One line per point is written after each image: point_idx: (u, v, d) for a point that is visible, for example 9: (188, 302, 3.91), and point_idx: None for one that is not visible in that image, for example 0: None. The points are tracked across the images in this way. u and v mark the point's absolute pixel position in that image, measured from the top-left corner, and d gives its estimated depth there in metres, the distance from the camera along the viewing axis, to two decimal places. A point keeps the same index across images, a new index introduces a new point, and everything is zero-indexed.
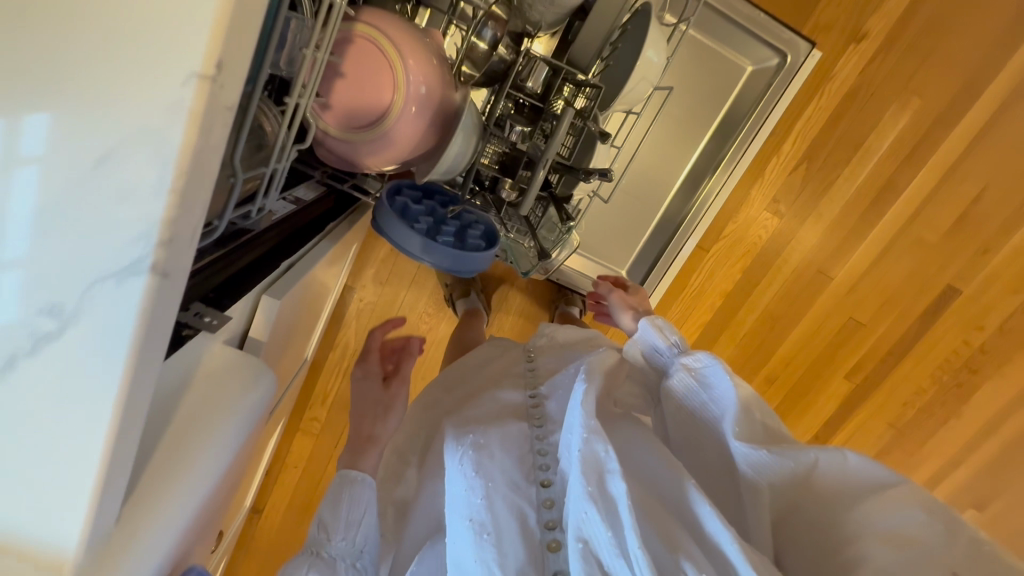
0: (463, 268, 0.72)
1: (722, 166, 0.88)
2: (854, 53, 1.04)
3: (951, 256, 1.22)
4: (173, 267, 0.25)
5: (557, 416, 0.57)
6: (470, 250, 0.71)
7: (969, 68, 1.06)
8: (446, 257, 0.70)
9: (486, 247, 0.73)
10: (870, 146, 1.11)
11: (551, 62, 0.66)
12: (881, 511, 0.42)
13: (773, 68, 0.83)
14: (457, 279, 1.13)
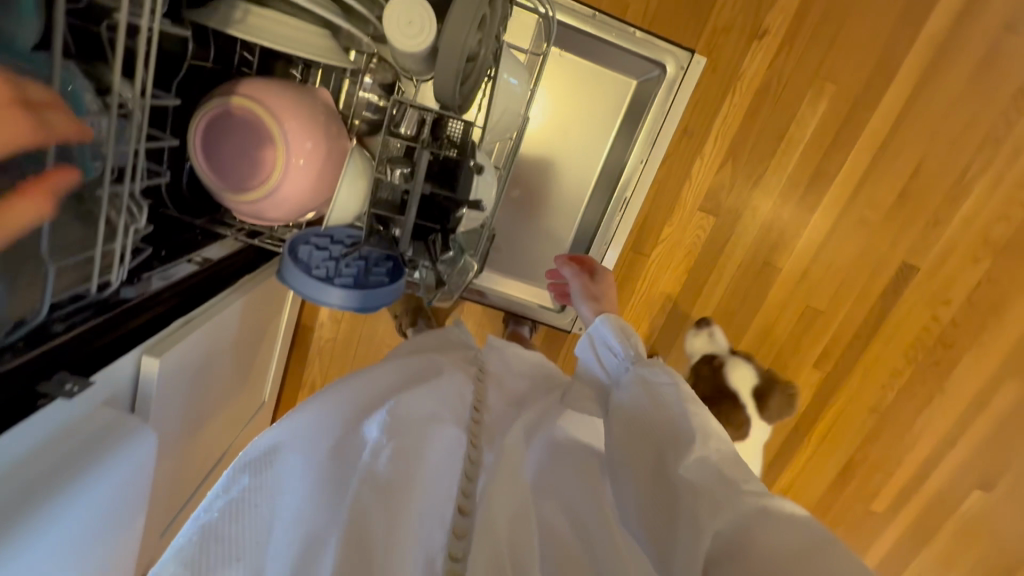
0: (370, 305, 0.76)
1: (625, 175, 0.91)
2: (758, 50, 1.06)
3: (899, 232, 1.20)
4: None
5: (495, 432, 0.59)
6: (374, 287, 0.76)
7: (876, 50, 1.07)
8: (351, 298, 0.74)
9: (389, 282, 0.78)
10: (793, 137, 1.12)
11: (416, 107, 0.70)
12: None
13: (656, 78, 0.86)
14: (404, 308, 1.13)
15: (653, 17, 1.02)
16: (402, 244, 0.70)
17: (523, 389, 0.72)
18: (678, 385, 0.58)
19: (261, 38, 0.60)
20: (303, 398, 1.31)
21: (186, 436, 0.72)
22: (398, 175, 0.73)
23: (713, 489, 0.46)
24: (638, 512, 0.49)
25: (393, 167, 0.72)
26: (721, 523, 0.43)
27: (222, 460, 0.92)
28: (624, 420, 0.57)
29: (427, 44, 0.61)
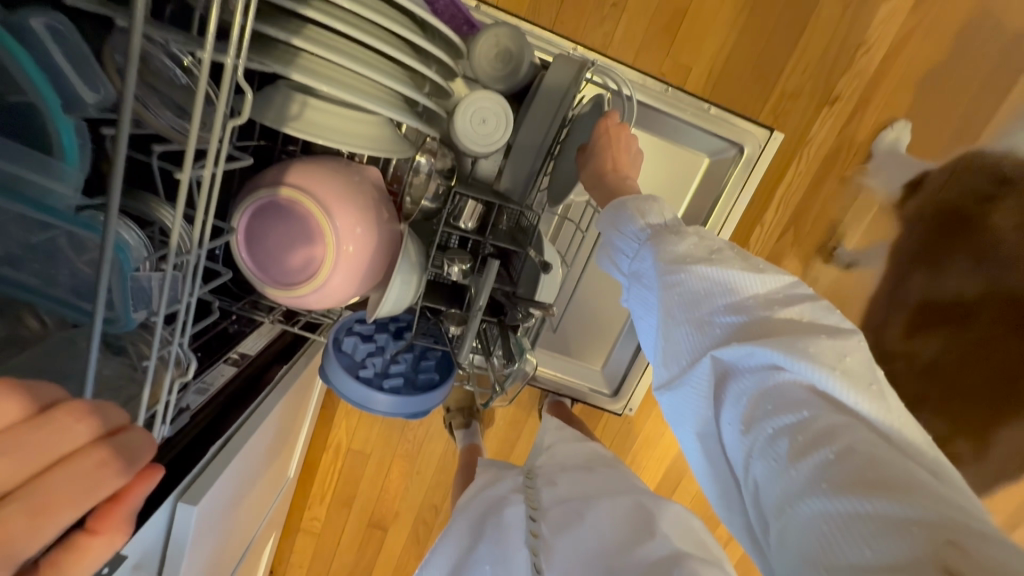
0: (416, 409, 0.69)
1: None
2: (829, 114, 0.99)
3: None
4: None
5: (552, 541, 0.59)
6: (422, 390, 0.70)
7: (957, 116, 1.00)
8: (397, 404, 0.68)
9: (439, 381, 0.71)
10: (862, 205, 1.04)
11: (480, 198, 0.64)
12: (858, 448, 0.39)
13: (731, 157, 0.81)
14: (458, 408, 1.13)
15: (718, 79, 0.97)
16: (460, 352, 0.62)
17: (590, 487, 0.66)
18: (659, 262, 0.50)
19: (320, 136, 0.54)
20: (325, 459, 1.24)
21: (221, 548, 0.65)
22: (457, 270, 0.66)
23: (708, 375, 0.46)
24: (682, 402, 0.48)
25: (451, 263, 0.66)
26: (728, 407, 0.46)
27: (247, 552, 0.85)
28: (635, 304, 0.54)
29: (501, 141, 0.62)
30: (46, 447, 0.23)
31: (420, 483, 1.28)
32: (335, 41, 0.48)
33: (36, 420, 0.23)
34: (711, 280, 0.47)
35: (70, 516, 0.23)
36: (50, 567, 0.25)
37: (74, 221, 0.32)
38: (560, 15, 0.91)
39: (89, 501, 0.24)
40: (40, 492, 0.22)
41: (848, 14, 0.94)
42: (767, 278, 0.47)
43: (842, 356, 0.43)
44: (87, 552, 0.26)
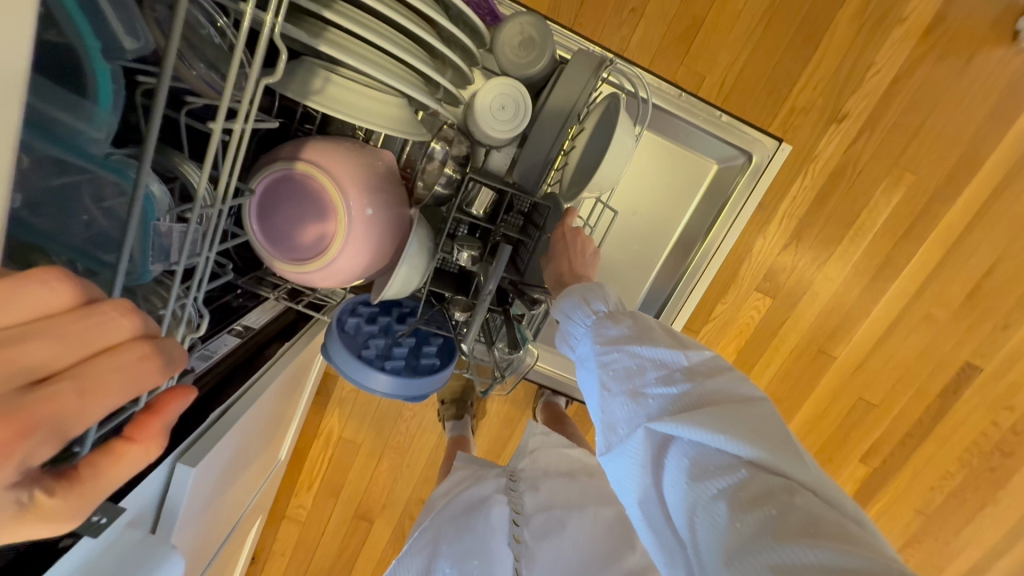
0: (416, 393, 0.70)
1: (684, 276, 0.89)
2: (836, 133, 1.01)
3: (965, 333, 1.13)
4: None
5: (535, 548, 0.59)
6: (422, 374, 0.70)
7: (962, 142, 1.01)
8: (399, 386, 0.68)
9: (440, 366, 0.72)
10: (864, 224, 1.06)
11: (493, 186, 0.65)
12: (793, 507, 0.39)
13: (739, 166, 0.83)
14: (453, 399, 1.13)
15: (729, 92, 0.99)
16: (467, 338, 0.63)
17: (572, 495, 0.65)
18: (600, 339, 0.55)
19: (342, 112, 0.54)
20: (316, 446, 1.23)
21: (209, 527, 0.64)
22: (467, 257, 0.66)
23: (648, 447, 0.48)
24: (626, 469, 0.49)
25: (462, 249, 0.66)
26: (665, 478, 0.46)
27: (232, 531, 0.83)
28: (585, 386, 0.57)
29: (518, 129, 0.64)
30: (90, 336, 0.24)
31: (410, 477, 1.27)
32: (363, 16, 0.48)
33: (82, 311, 0.24)
34: (643, 356, 0.52)
35: (115, 401, 0.24)
36: (94, 465, 0.26)
37: (103, 164, 0.34)
38: (579, 19, 0.94)
39: (134, 392, 0.25)
40: (90, 375, 0.23)
41: (859, 37, 0.96)
42: (693, 351, 0.51)
43: (763, 420, 0.45)
44: (123, 457, 0.27)
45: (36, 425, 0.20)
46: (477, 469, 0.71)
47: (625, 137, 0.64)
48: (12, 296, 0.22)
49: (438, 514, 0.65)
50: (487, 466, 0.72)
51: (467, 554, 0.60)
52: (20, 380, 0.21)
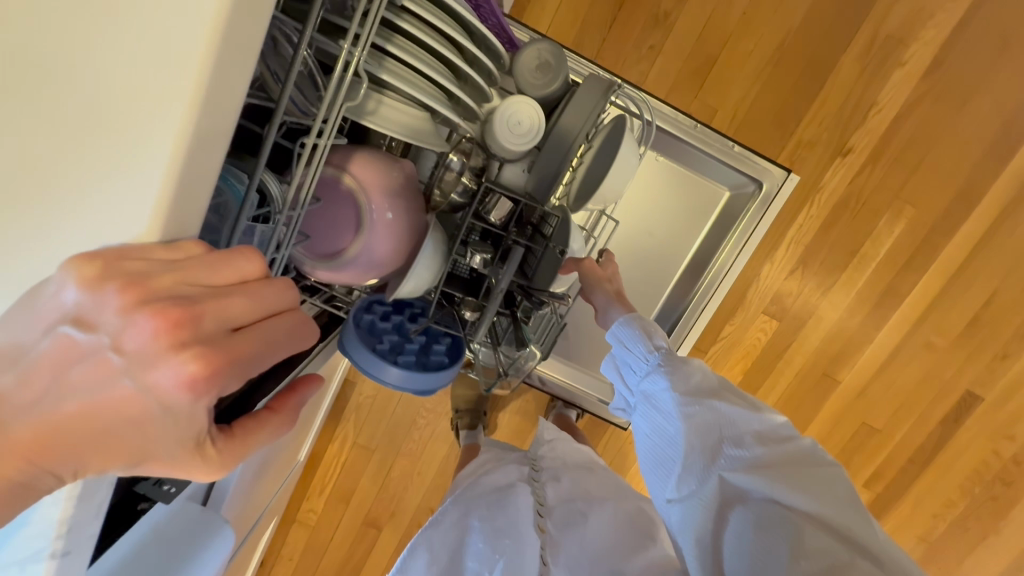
0: (427, 387, 0.75)
1: (695, 297, 0.92)
2: (841, 165, 1.06)
3: (964, 362, 1.17)
4: (76, 543, 0.25)
5: (558, 538, 0.62)
6: (433, 369, 0.75)
7: (961, 178, 1.07)
8: (411, 379, 0.73)
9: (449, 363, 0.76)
10: (867, 252, 1.11)
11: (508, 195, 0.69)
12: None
13: (750, 193, 0.88)
14: (467, 408, 1.17)
15: (739, 125, 1.05)
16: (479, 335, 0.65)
17: (593, 487, 0.70)
18: (675, 387, 0.56)
19: (373, 122, 0.58)
20: (331, 451, 1.26)
21: (248, 516, 0.68)
22: (479, 260, 0.70)
23: (716, 498, 0.49)
24: (687, 516, 0.50)
25: (476, 252, 0.69)
26: (730, 528, 0.47)
27: (257, 525, 0.86)
28: (645, 422, 0.58)
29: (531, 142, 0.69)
30: (271, 301, 0.27)
31: (419, 485, 1.29)
32: (407, 45, 0.53)
33: (265, 279, 0.27)
34: (721, 413, 0.52)
35: (283, 353, 0.27)
36: (244, 428, 0.28)
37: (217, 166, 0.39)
38: (600, 53, 1.01)
39: (289, 348, 0.28)
40: (269, 332, 0.26)
41: (862, 77, 1.02)
42: (766, 414, 0.52)
43: (832, 488, 0.47)
44: (264, 423, 0.29)
45: (232, 360, 0.24)
46: (499, 451, 0.83)
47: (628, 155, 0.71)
48: (221, 262, 0.26)
49: (466, 491, 0.73)
50: (507, 449, 0.82)
51: (500, 531, 0.64)
52: (223, 326, 0.24)
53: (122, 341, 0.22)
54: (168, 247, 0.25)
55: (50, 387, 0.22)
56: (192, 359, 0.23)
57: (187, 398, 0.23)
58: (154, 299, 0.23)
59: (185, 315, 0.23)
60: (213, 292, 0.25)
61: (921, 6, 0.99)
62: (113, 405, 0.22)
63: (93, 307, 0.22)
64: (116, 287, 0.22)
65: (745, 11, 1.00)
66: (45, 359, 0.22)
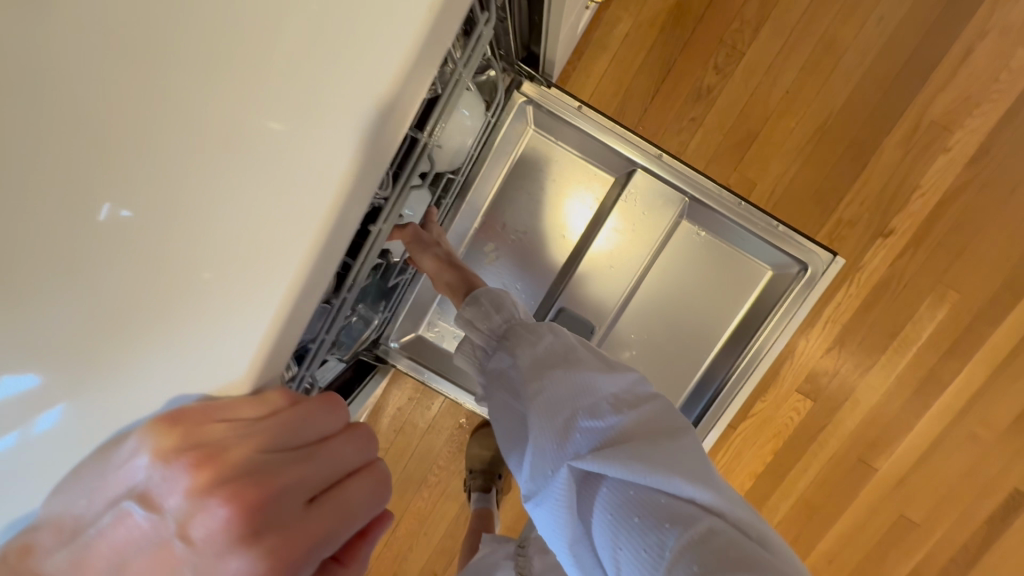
0: None
1: (736, 370, 0.87)
2: (882, 247, 1.04)
3: (1012, 456, 1.10)
4: None
5: None
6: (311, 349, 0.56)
7: (1006, 266, 1.04)
8: None
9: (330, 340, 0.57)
10: (907, 336, 1.07)
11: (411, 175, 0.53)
12: (714, 533, 0.41)
13: (793, 273, 0.86)
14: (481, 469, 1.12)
15: (779, 201, 1.04)
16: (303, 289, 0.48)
17: None
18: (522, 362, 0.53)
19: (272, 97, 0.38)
20: None
21: None
22: None
23: (575, 478, 0.46)
24: (545, 507, 0.47)
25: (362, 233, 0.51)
26: (598, 504, 0.45)
27: None
28: (496, 406, 0.54)
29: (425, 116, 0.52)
30: (339, 464, 0.32)
31: (426, 547, 1.22)
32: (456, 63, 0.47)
33: (349, 431, 0.34)
34: (571, 384, 0.50)
35: (358, 520, 0.32)
36: None
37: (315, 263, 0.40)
38: (642, 122, 1.02)
39: (365, 514, 0.32)
40: (343, 498, 0.31)
41: (904, 161, 1.02)
42: (617, 375, 0.52)
43: (680, 449, 0.47)
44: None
45: (305, 537, 0.28)
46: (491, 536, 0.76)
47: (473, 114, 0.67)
48: (307, 424, 0.32)
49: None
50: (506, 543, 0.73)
51: None
52: (303, 496, 0.29)
53: (190, 529, 0.27)
54: (251, 408, 0.31)
55: (109, 565, 0.27)
56: (264, 553, 0.27)
57: None
58: (222, 483, 0.28)
59: (255, 500, 0.28)
60: (295, 458, 0.30)
61: (968, 95, 0.99)
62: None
63: (161, 488, 0.28)
64: (189, 459, 0.28)
65: (788, 92, 1.01)
66: (111, 536, 0.27)
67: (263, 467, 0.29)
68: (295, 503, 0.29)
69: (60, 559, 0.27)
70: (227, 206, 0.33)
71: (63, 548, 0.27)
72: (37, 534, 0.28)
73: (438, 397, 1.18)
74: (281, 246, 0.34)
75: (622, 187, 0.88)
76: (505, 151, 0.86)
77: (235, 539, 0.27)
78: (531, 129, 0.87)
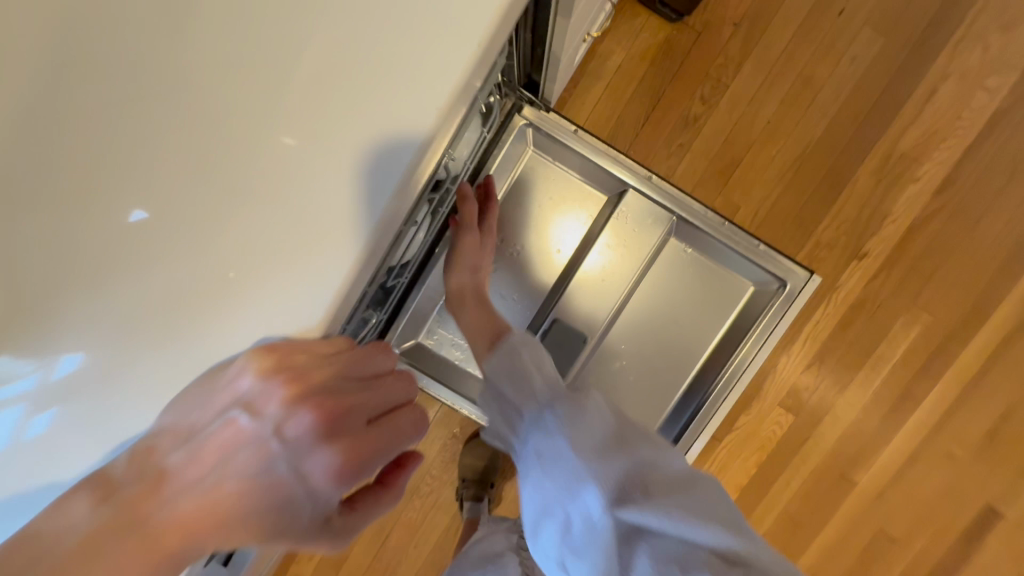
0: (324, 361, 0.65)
1: (716, 387, 0.91)
2: (858, 268, 1.10)
3: (985, 473, 1.14)
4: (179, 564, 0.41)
5: None
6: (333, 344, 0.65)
7: (974, 290, 1.10)
8: None
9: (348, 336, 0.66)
10: (883, 354, 1.12)
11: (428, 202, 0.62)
12: None
13: (773, 288, 0.92)
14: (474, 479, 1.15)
15: (761, 223, 1.10)
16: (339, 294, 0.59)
17: None
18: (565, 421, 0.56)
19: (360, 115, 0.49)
20: None
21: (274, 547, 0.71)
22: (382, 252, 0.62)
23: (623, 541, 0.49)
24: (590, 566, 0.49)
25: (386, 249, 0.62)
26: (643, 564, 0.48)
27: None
28: (534, 462, 0.56)
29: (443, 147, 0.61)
30: (387, 397, 0.45)
31: (415, 559, 1.23)
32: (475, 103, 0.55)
33: (395, 374, 0.47)
34: (615, 448, 0.54)
35: (404, 439, 0.44)
36: (363, 504, 0.44)
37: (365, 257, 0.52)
38: (633, 146, 1.09)
39: (407, 437, 0.45)
40: (392, 423, 0.44)
41: (877, 189, 1.09)
42: (647, 438, 0.57)
43: (713, 506, 0.51)
44: (378, 499, 0.45)
45: (369, 444, 0.42)
46: (490, 527, 0.78)
47: (471, 137, 0.75)
48: (366, 361, 0.45)
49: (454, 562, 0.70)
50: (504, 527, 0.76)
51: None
52: (367, 414, 0.43)
53: (283, 429, 0.40)
54: (324, 345, 0.44)
55: (220, 455, 0.39)
56: (337, 450, 0.40)
57: (333, 477, 0.40)
58: (308, 396, 0.41)
59: (331, 413, 0.41)
60: (359, 386, 0.43)
61: (934, 130, 1.07)
62: (262, 479, 0.39)
63: (261, 400, 0.40)
64: (280, 380, 0.41)
65: (770, 120, 1.08)
66: (223, 434, 0.40)
67: (336, 390, 0.42)
68: (357, 419, 0.42)
69: (182, 453, 0.39)
70: (305, 205, 0.49)
71: (182, 447, 0.40)
72: (159, 440, 0.41)
73: (432, 407, 1.20)
74: (339, 230, 0.48)
75: (615, 206, 0.94)
76: (506, 169, 0.92)
77: (318, 436, 0.40)
78: (531, 150, 0.93)
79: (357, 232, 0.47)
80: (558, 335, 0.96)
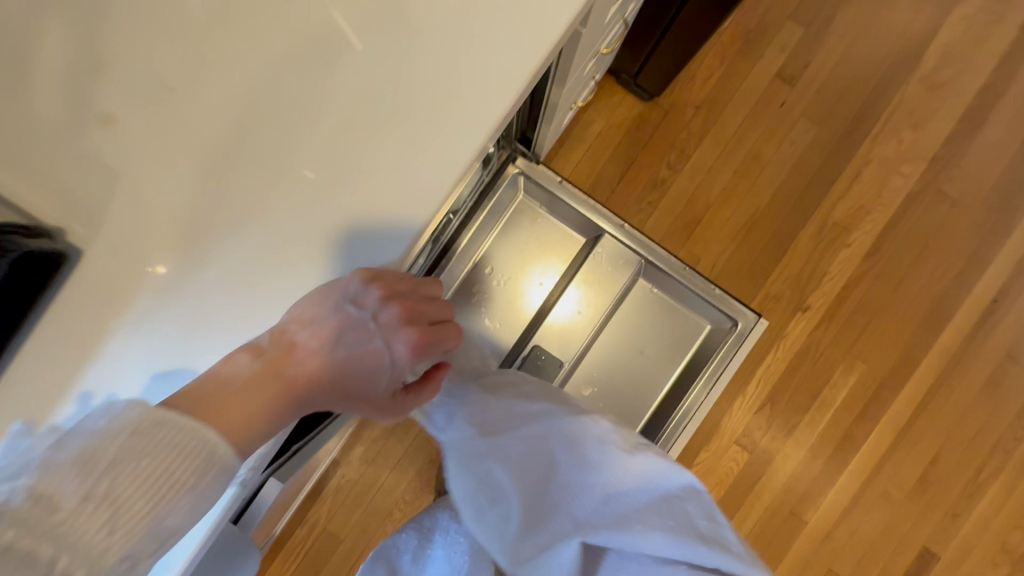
0: None
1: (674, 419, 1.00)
2: (801, 320, 1.25)
3: (919, 515, 1.24)
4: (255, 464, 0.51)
5: None
6: None
7: (901, 346, 1.26)
8: None
9: None
10: (826, 398, 1.25)
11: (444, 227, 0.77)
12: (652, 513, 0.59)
13: (726, 327, 1.04)
14: None
15: (718, 274, 1.25)
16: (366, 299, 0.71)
17: None
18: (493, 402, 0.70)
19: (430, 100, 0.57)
20: (298, 535, 1.21)
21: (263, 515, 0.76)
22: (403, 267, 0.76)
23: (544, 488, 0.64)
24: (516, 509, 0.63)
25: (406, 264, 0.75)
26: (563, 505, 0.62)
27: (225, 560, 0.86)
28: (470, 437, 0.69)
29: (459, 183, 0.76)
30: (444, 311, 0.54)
31: None
32: None
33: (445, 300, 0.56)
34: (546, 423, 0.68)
35: (454, 342, 0.54)
36: (414, 393, 0.53)
37: None
38: (609, 200, 1.24)
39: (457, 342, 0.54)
40: (448, 328, 0.54)
41: (816, 252, 1.26)
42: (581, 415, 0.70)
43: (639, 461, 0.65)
44: (423, 388, 0.54)
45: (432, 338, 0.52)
46: None
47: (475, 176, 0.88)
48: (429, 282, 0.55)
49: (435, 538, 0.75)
50: None
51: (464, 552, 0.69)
52: (429, 316, 0.52)
53: (378, 316, 0.49)
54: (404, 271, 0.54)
55: (333, 328, 0.49)
56: (412, 338, 0.50)
57: (411, 353, 0.50)
58: (392, 297, 0.50)
59: (412, 311, 0.51)
60: (427, 298, 0.53)
61: (861, 206, 1.27)
62: (361, 352, 0.49)
63: (365, 296, 0.49)
64: (375, 285, 0.50)
65: (725, 188, 1.26)
66: (337, 318, 0.49)
67: (411, 296, 0.52)
68: (427, 319, 0.52)
69: (306, 331, 0.48)
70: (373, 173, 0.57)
71: (306, 328, 0.49)
72: (286, 322, 0.49)
73: (411, 432, 1.25)
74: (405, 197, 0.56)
75: (592, 247, 1.06)
76: (499, 208, 1.04)
77: (401, 323, 0.50)
78: (521, 195, 1.07)
79: (422, 201, 0.55)
80: (535, 360, 1.05)
